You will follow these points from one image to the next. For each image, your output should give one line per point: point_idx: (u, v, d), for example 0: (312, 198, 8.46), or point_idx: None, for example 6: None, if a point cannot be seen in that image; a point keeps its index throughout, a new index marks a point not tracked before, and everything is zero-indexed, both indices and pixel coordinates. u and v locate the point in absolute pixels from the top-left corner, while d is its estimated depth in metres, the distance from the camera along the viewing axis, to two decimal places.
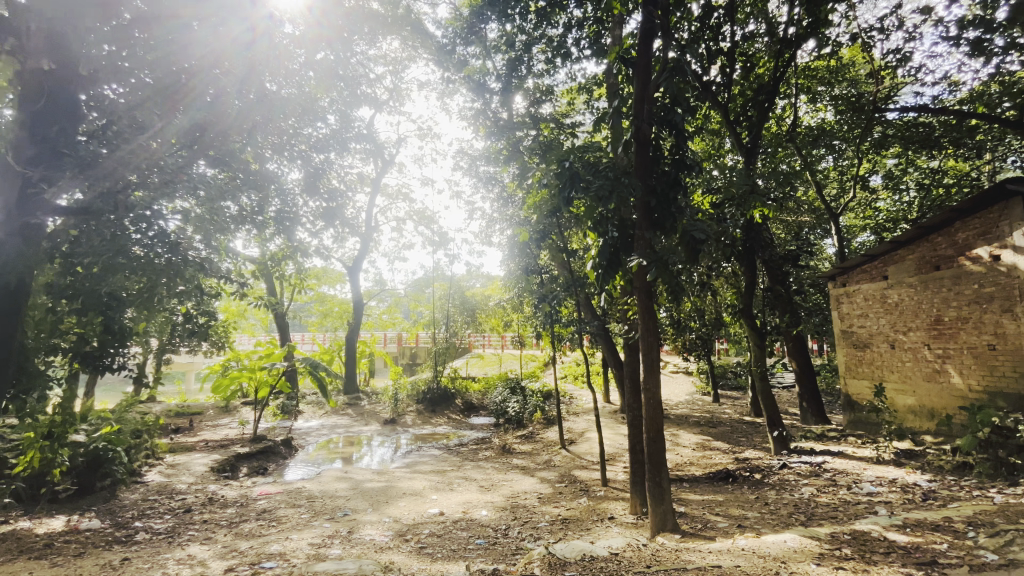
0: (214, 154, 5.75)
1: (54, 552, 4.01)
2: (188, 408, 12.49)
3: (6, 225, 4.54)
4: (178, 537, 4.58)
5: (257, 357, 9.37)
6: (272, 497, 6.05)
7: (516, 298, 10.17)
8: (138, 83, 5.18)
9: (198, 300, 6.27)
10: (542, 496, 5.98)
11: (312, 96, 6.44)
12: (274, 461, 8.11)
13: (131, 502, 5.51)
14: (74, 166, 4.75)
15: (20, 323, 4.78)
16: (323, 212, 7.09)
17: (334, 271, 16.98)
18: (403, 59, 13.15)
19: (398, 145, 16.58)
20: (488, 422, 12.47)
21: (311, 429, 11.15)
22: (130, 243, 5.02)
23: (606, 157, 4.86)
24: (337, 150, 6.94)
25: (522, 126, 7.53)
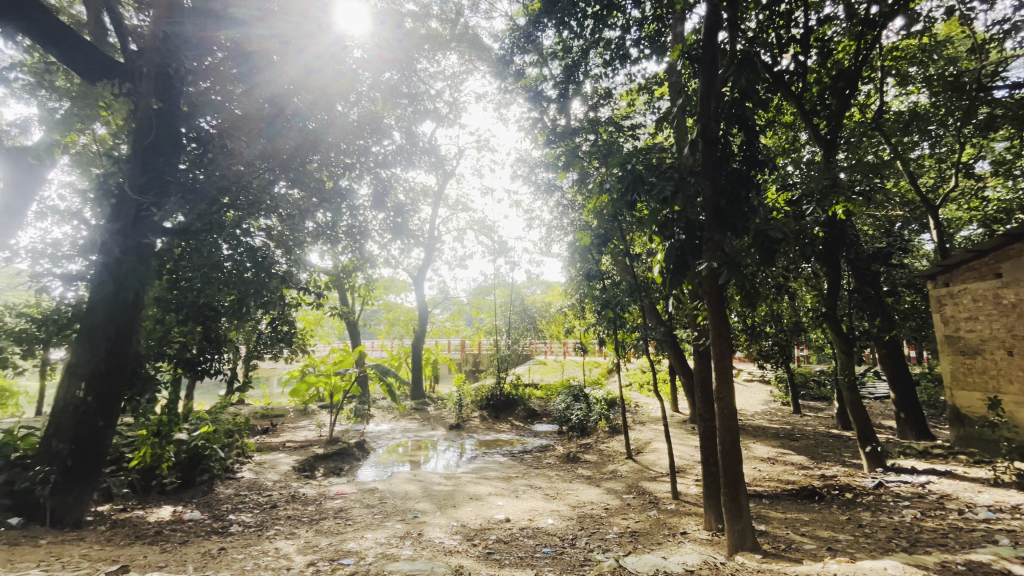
0: (293, 175, 6.04)
1: (163, 539, 4.45)
2: (271, 410, 13.49)
3: (124, 246, 5.15)
4: (266, 530, 4.93)
5: (332, 363, 9.95)
6: (347, 496, 6.35)
7: (578, 305, 10.05)
8: (228, 114, 5.75)
9: (280, 310, 6.77)
10: (610, 507, 5.83)
11: (378, 115, 6.78)
12: (348, 462, 8.54)
13: (226, 496, 6.02)
14: (177, 191, 5.18)
15: (137, 334, 5.38)
16: (391, 226, 7.40)
17: (400, 281, 17.68)
18: (461, 73, 13.60)
19: (458, 157, 17.06)
20: (551, 429, 12.40)
21: (382, 432, 11.65)
22: (222, 260, 5.48)
23: (671, 158, 4.68)
24: (402, 165, 7.24)
25: (582, 133, 7.22)
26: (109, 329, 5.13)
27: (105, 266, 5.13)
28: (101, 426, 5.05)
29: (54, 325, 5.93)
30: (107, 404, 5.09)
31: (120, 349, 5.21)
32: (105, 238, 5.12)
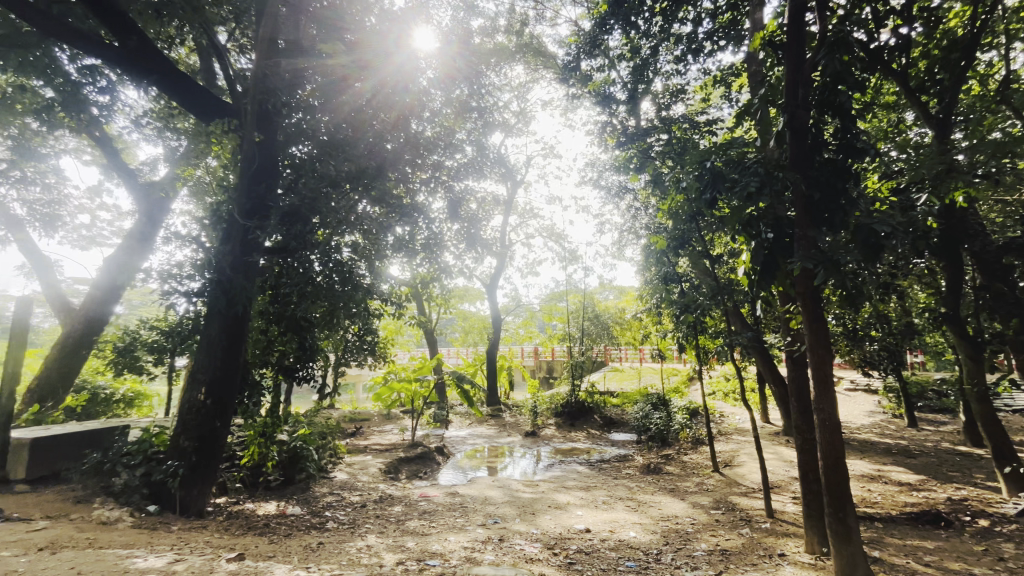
0: (375, 194, 6.04)
1: (271, 531, 4.89)
2: (358, 414, 14.35)
3: (234, 265, 5.73)
4: (358, 528, 5.24)
5: (412, 370, 10.39)
6: (430, 499, 6.59)
7: (654, 309, 9.71)
8: (317, 141, 6.06)
9: (365, 320, 7.18)
10: (697, 523, 5.54)
11: (450, 130, 7.16)
12: (430, 466, 8.85)
13: (322, 494, 6.48)
14: (278, 216, 5.72)
15: (245, 344, 5.96)
16: (465, 236, 7.59)
17: (473, 290, 18.09)
18: (527, 83, 13.81)
19: (526, 166, 17.24)
20: (629, 438, 12.03)
21: (461, 438, 11.95)
22: (314, 274, 5.98)
23: (755, 152, 4.41)
24: (474, 176, 7.44)
25: (655, 132, 6.98)
26: (222, 339, 5.76)
27: (219, 283, 5.76)
28: (218, 426, 5.65)
29: (179, 336, 6.76)
30: (223, 406, 5.69)
31: (232, 357, 5.81)
32: (219, 258, 5.76)
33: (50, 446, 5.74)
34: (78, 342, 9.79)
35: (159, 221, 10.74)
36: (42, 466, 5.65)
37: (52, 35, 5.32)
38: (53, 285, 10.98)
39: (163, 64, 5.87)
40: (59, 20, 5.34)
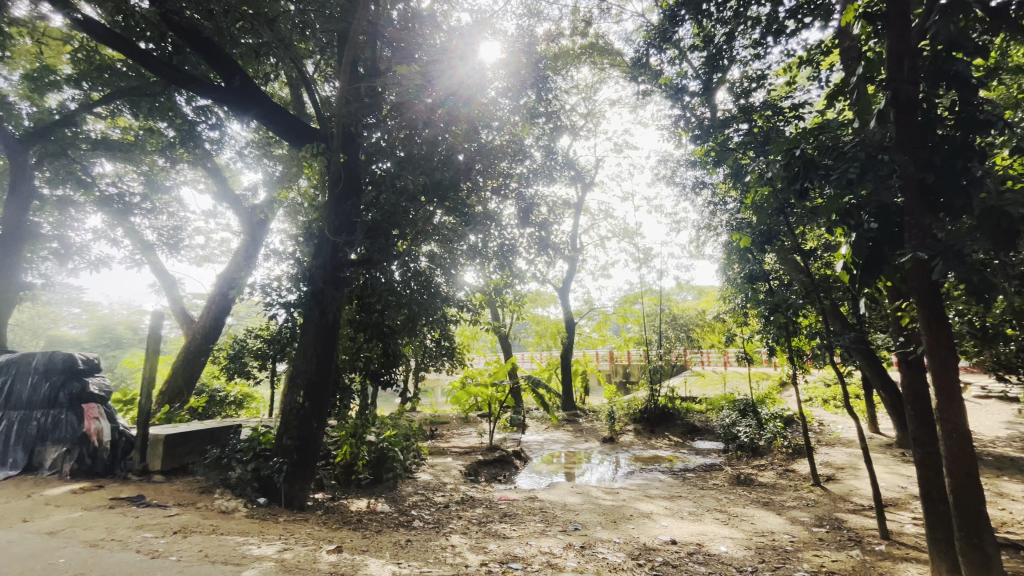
0: (449, 204, 6.37)
1: (364, 527, 5.20)
2: (438, 418, 14.88)
3: (326, 278, 6.20)
4: (443, 528, 5.42)
5: (488, 375, 10.58)
6: (511, 502, 6.66)
7: (738, 309, 9.13)
8: (395, 157, 6.31)
9: (443, 327, 7.43)
10: (797, 540, 5.09)
11: (519, 137, 7.21)
12: (508, 470, 8.95)
13: (407, 493, 6.78)
14: (363, 231, 6.14)
15: (335, 351, 6.39)
16: (537, 241, 7.54)
17: (546, 294, 18.08)
18: (594, 83, 13.66)
19: (596, 167, 17.00)
20: (715, 447, 11.38)
21: (538, 443, 11.96)
22: (395, 284, 6.41)
23: (852, 135, 4.02)
24: (544, 181, 7.44)
25: (733, 122, 6.59)
26: (317, 346, 6.23)
27: (313, 295, 6.24)
28: (316, 426, 6.10)
29: (280, 344, 7.44)
30: (319, 408, 6.16)
31: (325, 363, 6.27)
32: (312, 271, 6.25)
33: (179, 441, 6.52)
34: (198, 350, 11.08)
35: (260, 239, 11.92)
36: (173, 458, 6.44)
37: (173, 83, 6.10)
38: (176, 300, 12.54)
39: (261, 99, 6.52)
40: (178, 69, 6.12)
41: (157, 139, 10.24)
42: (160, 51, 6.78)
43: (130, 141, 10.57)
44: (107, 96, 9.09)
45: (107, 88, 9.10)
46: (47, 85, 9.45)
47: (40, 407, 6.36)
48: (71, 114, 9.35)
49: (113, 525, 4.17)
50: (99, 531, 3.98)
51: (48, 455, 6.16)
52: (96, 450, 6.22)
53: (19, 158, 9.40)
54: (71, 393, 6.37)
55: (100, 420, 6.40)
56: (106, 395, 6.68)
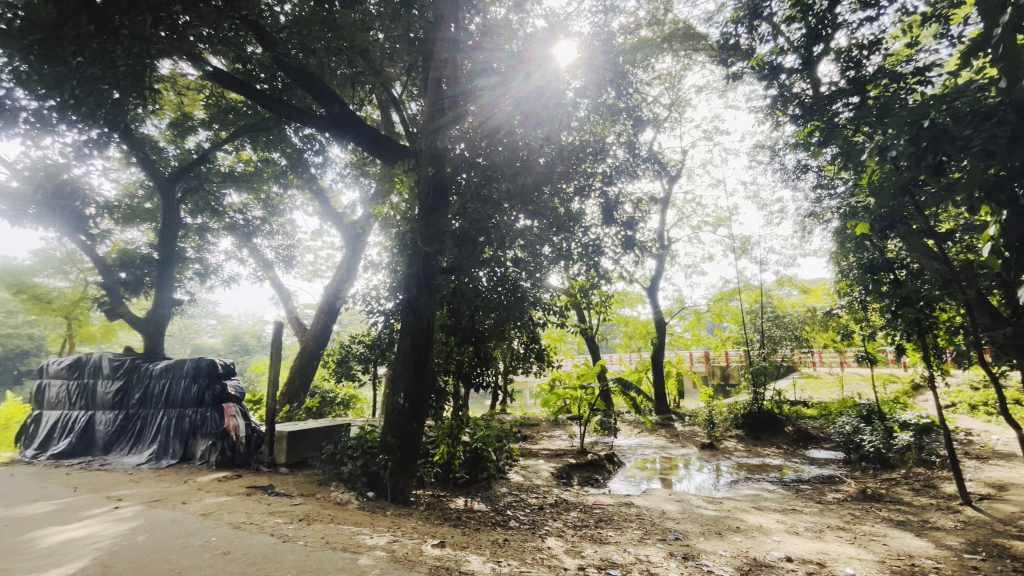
0: (532, 209, 6.37)
1: (463, 523, 5.42)
2: (529, 420, 15.07)
3: (420, 285, 6.54)
4: (539, 529, 5.46)
5: (576, 377, 10.52)
6: (605, 507, 6.54)
7: (855, 303, 8.19)
8: (477, 165, 6.54)
9: (530, 330, 7.51)
10: (945, 567, 4.43)
11: (600, 136, 7.10)
12: (601, 473, 8.80)
13: (502, 493, 6.96)
14: (452, 239, 6.36)
15: (430, 354, 6.67)
16: (624, 239, 7.30)
17: (634, 293, 17.54)
18: (678, 71, 13.09)
19: (683, 158, 16.23)
20: (833, 457, 10.27)
21: (631, 447, 11.64)
22: (484, 289, 6.56)
23: (996, 95, 3.42)
24: (628, 178, 7.24)
25: (840, 96, 5.95)
26: (414, 350, 6.57)
27: (409, 301, 6.61)
28: (416, 425, 6.44)
29: (380, 348, 7.99)
30: (418, 409, 6.49)
31: (422, 366, 6.58)
32: (407, 279, 6.63)
33: (299, 438, 7.26)
34: (311, 354, 12.25)
35: (360, 252, 12.92)
36: (295, 454, 7.18)
37: (284, 117, 6.80)
38: (292, 310, 13.98)
39: (356, 123, 7.05)
40: (288, 104, 6.82)
41: (272, 168, 11.58)
42: (272, 91, 7.63)
43: (251, 172, 12.06)
44: (232, 133, 10.40)
45: (232, 128, 10.45)
46: (187, 129, 11.10)
47: (190, 406, 7.37)
48: (205, 153, 10.93)
49: (252, 511, 4.75)
50: (241, 515, 4.55)
51: (198, 447, 7.18)
52: (235, 444, 7.09)
53: (168, 193, 10.94)
54: (215, 393, 7.35)
55: (237, 418, 7.29)
56: (240, 395, 7.63)
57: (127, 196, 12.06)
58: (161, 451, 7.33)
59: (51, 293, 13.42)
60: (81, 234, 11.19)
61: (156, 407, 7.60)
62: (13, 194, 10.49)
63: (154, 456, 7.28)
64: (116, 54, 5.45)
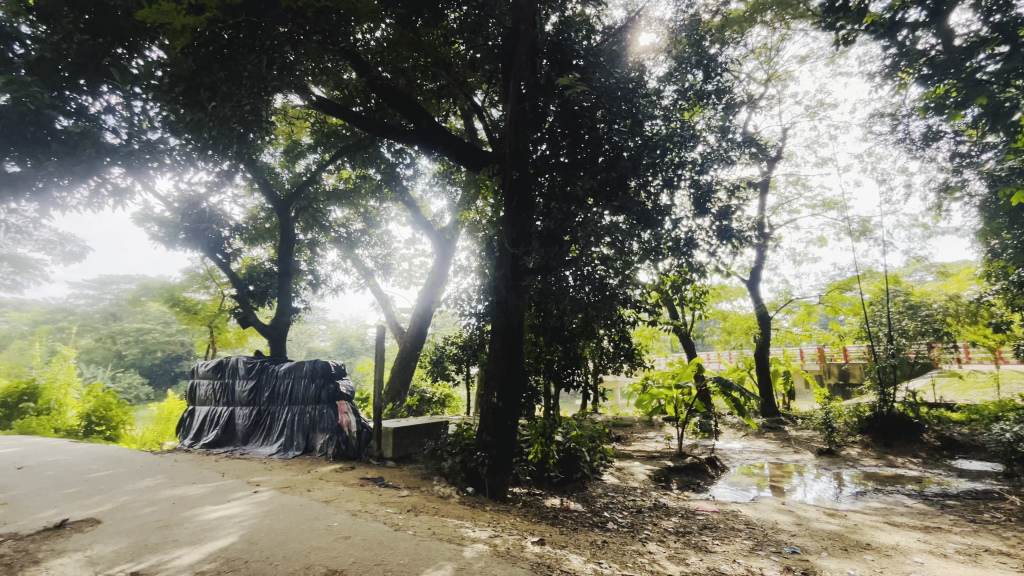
0: (618, 203, 6.27)
1: (560, 522, 5.44)
2: (621, 420, 14.74)
3: (509, 287, 6.69)
4: (638, 533, 5.32)
5: (670, 376, 10.08)
6: (708, 514, 6.20)
7: (1011, 289, 6.94)
8: (558, 164, 6.67)
9: (620, 328, 7.30)
10: None
11: (688, 122, 6.71)
12: (702, 478, 8.35)
13: (597, 494, 6.87)
14: (539, 241, 6.42)
15: (521, 356, 6.76)
16: (720, 230, 6.82)
17: (732, 287, 16.43)
18: (773, 43, 12.02)
19: (783, 137, 14.87)
20: (988, 469, 8.79)
21: (734, 451, 10.91)
22: (571, 289, 6.43)
23: None
24: (720, 165, 6.77)
25: (981, 48, 5.25)
26: (504, 351, 6.70)
27: (499, 303, 6.79)
28: (511, 424, 6.59)
29: (471, 349, 8.30)
30: (512, 408, 6.64)
31: (513, 366, 6.71)
32: (496, 281, 6.84)
33: (403, 434, 7.78)
34: (409, 356, 13.04)
35: (450, 258, 13.51)
36: (400, 448, 7.70)
37: (379, 135, 7.29)
38: (391, 315, 14.97)
39: (442, 135, 7.38)
40: (381, 123, 7.33)
41: (369, 183, 12.51)
42: (367, 112, 8.26)
43: (352, 188, 13.14)
44: (334, 155, 11.39)
45: (334, 149, 11.46)
46: (297, 154, 12.36)
47: (310, 403, 8.20)
48: (313, 174, 12.09)
49: (365, 500, 5.16)
50: (357, 504, 4.96)
51: (318, 440, 7.95)
52: (348, 438, 7.78)
53: (284, 213, 12.29)
54: (330, 391, 8.13)
55: (349, 414, 8.02)
56: (351, 394, 8.34)
57: (253, 218, 13.77)
58: (288, 443, 8.24)
59: (197, 305, 15.67)
60: (218, 253, 12.89)
61: (282, 404, 8.56)
62: (166, 222, 12.34)
63: (283, 447, 8.20)
64: (240, 95, 6.10)
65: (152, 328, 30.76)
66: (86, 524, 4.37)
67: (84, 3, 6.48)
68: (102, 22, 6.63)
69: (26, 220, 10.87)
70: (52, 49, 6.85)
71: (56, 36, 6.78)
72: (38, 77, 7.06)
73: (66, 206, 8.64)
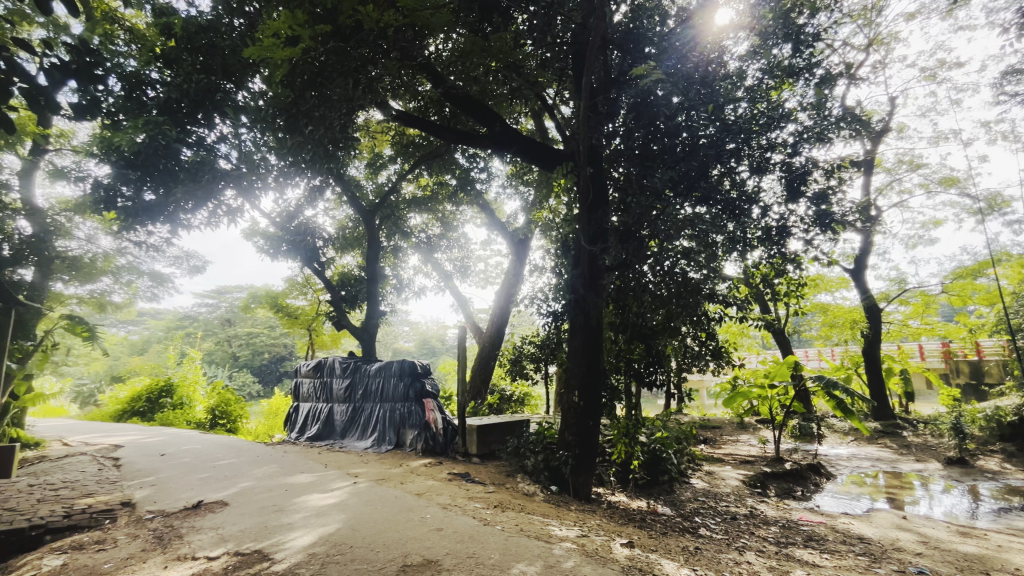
0: (699, 194, 6.01)
1: (648, 526, 5.29)
2: (709, 422, 14.01)
3: (587, 285, 6.66)
4: (734, 541, 5.03)
5: (763, 374, 9.40)
6: (814, 525, 5.71)
7: None
8: (629, 155, 6.47)
9: (706, 326, 6.91)
10: None
11: (776, 102, 6.21)
12: (804, 485, 7.70)
13: (687, 498, 6.60)
14: (616, 237, 6.30)
15: (601, 355, 6.67)
16: (818, 217, 6.20)
17: (832, 277, 14.97)
18: (874, 4, 10.78)
19: (889, 108, 13.29)
20: None
21: (841, 457, 9.95)
22: (652, 287, 6.22)
23: None
24: (816, 144, 6.20)
25: None
26: (584, 349, 6.64)
27: (578, 302, 6.76)
28: (592, 424, 6.50)
29: (549, 348, 8.33)
30: (593, 407, 6.54)
31: (594, 366, 6.64)
32: (573, 280, 6.83)
33: (487, 431, 7.98)
34: (488, 355, 13.33)
35: (525, 257, 13.61)
36: (484, 445, 7.90)
37: (454, 142, 7.54)
38: (470, 315, 15.40)
39: (515, 137, 7.47)
40: (456, 131, 7.56)
41: (446, 189, 12.95)
42: (442, 121, 8.59)
43: (430, 195, 13.71)
44: (413, 164, 11.96)
45: (413, 159, 12.03)
46: (380, 166, 13.12)
47: (399, 400, 8.68)
48: (394, 184, 12.78)
49: (454, 494, 5.37)
50: (446, 497, 5.18)
51: (407, 436, 8.40)
52: (435, 434, 8.13)
53: (369, 222, 13.10)
54: (417, 389, 8.57)
55: (435, 412, 8.34)
56: (436, 391, 8.72)
57: (342, 229, 14.84)
58: (381, 438, 8.76)
59: (297, 310, 17.18)
60: (314, 262, 14.05)
61: (374, 401, 9.14)
62: (270, 236, 13.70)
63: (376, 441, 8.74)
64: (332, 118, 6.59)
65: (260, 331, 34.20)
66: (216, 506, 4.98)
67: (200, 47, 7.73)
68: (212, 63, 7.78)
69: (161, 240, 12.60)
70: (177, 90, 7.66)
71: (180, 79, 7.76)
72: (167, 116, 7.92)
73: (191, 227, 9.88)
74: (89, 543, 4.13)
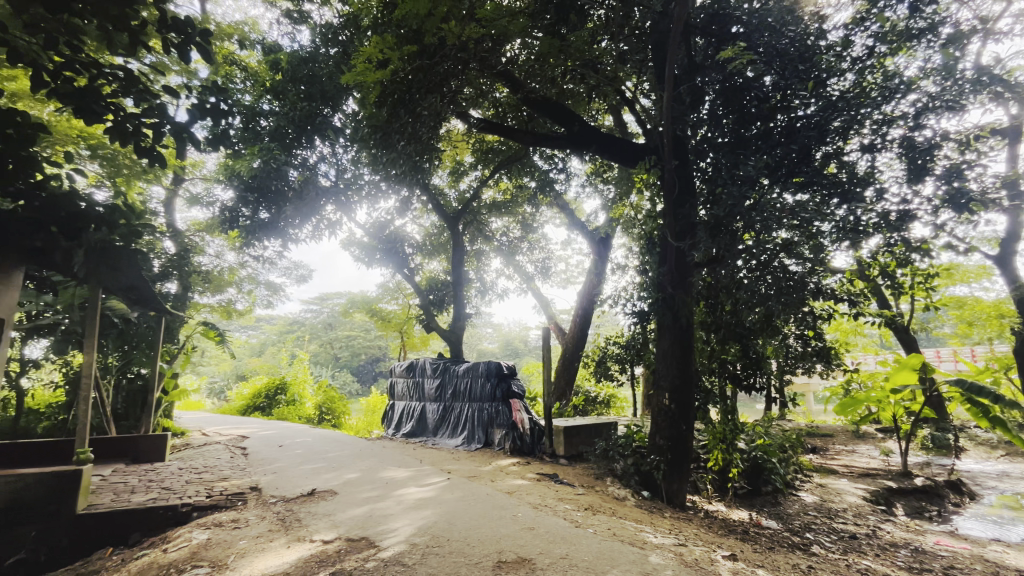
0: (802, 179, 5.57)
1: (753, 539, 4.94)
2: (819, 429, 12.74)
3: (676, 283, 6.39)
4: (854, 562, 4.54)
5: (884, 378, 8.36)
6: (955, 551, 4.98)
7: None
8: (716, 145, 6.27)
9: (812, 325, 6.28)
10: None
11: (892, 70, 5.49)
12: (940, 504, 6.74)
13: (795, 511, 6.07)
14: (706, 231, 5.88)
15: (692, 356, 6.36)
16: (950, 197, 5.42)
17: (970, 265, 12.94)
18: None
19: None
20: None
21: (988, 475, 8.55)
22: (748, 283, 5.72)
23: None
24: (945, 113, 5.42)
25: None
26: (675, 351, 6.35)
27: (665, 300, 6.49)
28: (685, 429, 6.21)
29: (634, 349, 8.08)
30: (685, 411, 6.25)
31: (686, 368, 6.32)
32: (660, 278, 6.57)
33: (574, 433, 7.93)
34: (572, 356, 13.25)
35: (607, 256, 13.34)
36: (572, 447, 7.87)
37: (532, 145, 7.60)
38: (553, 317, 15.39)
39: (595, 135, 7.35)
40: (535, 133, 7.62)
41: (525, 192, 12.99)
42: (521, 125, 8.71)
43: (510, 198, 13.95)
44: (493, 170, 12.25)
45: (493, 165, 12.33)
46: (461, 174, 13.54)
47: (487, 400, 8.95)
48: (476, 190, 13.15)
49: (544, 495, 5.40)
50: (536, 497, 5.23)
51: (496, 435, 8.62)
52: (523, 434, 8.23)
53: (454, 228, 13.59)
54: (504, 390, 8.79)
55: (522, 412, 8.47)
56: (523, 392, 8.87)
57: (428, 235, 15.55)
58: (470, 436, 9.05)
59: (390, 314, 18.27)
60: (404, 269, 14.87)
61: (463, 400, 9.48)
62: (365, 246, 14.73)
63: (466, 440, 9.05)
64: (419, 131, 6.98)
65: (358, 335, 36.87)
66: (328, 494, 5.45)
67: (301, 78, 8.48)
68: (313, 89, 8.53)
69: (274, 253, 14.06)
70: (285, 119, 8.73)
71: (288, 108, 8.72)
72: (277, 142, 8.94)
73: (299, 240, 10.94)
74: (228, 520, 4.72)
